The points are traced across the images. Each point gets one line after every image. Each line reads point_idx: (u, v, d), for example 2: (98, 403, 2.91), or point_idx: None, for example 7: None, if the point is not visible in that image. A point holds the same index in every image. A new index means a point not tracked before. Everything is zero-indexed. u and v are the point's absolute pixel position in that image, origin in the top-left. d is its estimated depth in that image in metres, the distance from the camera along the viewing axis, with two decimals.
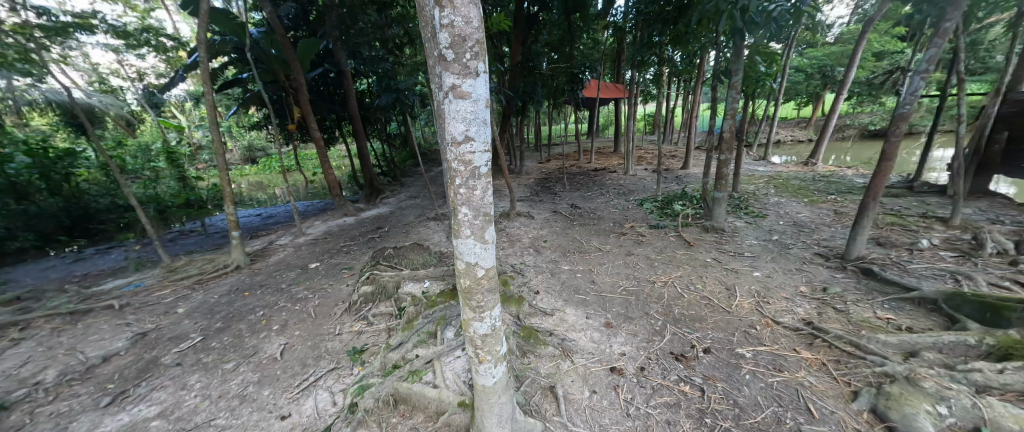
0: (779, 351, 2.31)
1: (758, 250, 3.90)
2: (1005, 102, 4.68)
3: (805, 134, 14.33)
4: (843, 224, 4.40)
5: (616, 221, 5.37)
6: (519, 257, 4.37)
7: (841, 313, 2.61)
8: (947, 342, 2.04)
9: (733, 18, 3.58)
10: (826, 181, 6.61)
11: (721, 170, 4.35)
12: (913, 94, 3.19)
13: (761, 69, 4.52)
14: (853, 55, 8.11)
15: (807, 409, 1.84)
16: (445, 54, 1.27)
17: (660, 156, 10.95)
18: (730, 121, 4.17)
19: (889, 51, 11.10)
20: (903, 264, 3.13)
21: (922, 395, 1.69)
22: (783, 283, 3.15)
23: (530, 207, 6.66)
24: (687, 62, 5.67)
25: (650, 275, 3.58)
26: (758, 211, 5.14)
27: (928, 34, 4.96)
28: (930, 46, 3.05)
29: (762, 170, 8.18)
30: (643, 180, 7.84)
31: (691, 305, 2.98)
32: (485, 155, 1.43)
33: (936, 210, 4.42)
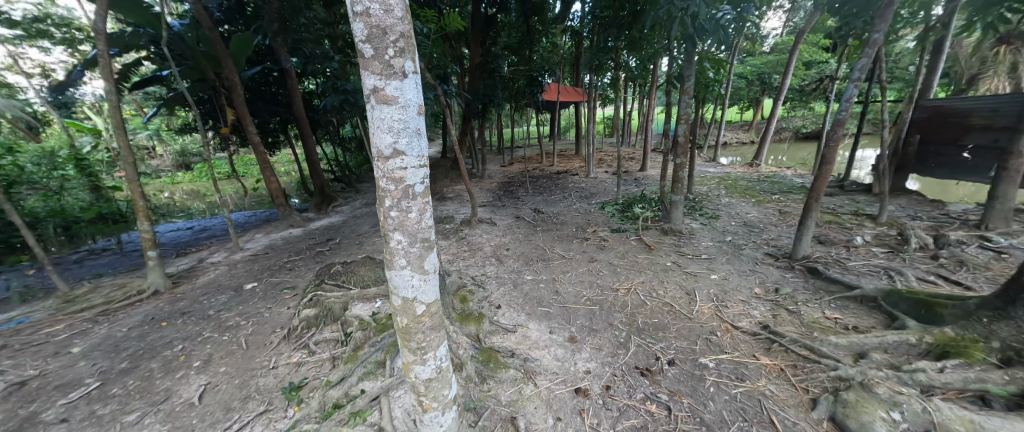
0: (740, 358, 2.31)
1: (713, 251, 3.99)
2: (917, 109, 5.22)
3: (748, 136, 15.46)
4: (788, 223, 4.65)
5: (579, 225, 5.31)
6: (480, 268, 4.15)
7: (792, 314, 2.69)
8: (891, 342, 2.15)
9: (685, 24, 3.62)
10: (770, 182, 7.05)
11: (677, 174, 4.42)
12: (847, 101, 3.41)
13: (710, 75, 4.67)
14: (789, 64, 8.77)
15: (771, 421, 1.82)
16: (362, 50, 1.07)
17: (620, 158, 11.25)
18: (684, 125, 4.24)
19: (816, 61, 12.21)
20: (843, 262, 3.31)
21: (876, 401, 1.72)
22: (738, 285, 3.22)
23: (493, 213, 6.47)
24: (641, 67, 5.76)
25: (613, 283, 3.51)
26: (711, 212, 5.33)
27: (852, 45, 5.41)
28: (861, 57, 3.26)
29: (713, 172, 8.62)
30: (605, 183, 7.96)
31: (654, 313, 2.93)
32: (420, 171, 1.24)
33: (864, 208, 4.81)
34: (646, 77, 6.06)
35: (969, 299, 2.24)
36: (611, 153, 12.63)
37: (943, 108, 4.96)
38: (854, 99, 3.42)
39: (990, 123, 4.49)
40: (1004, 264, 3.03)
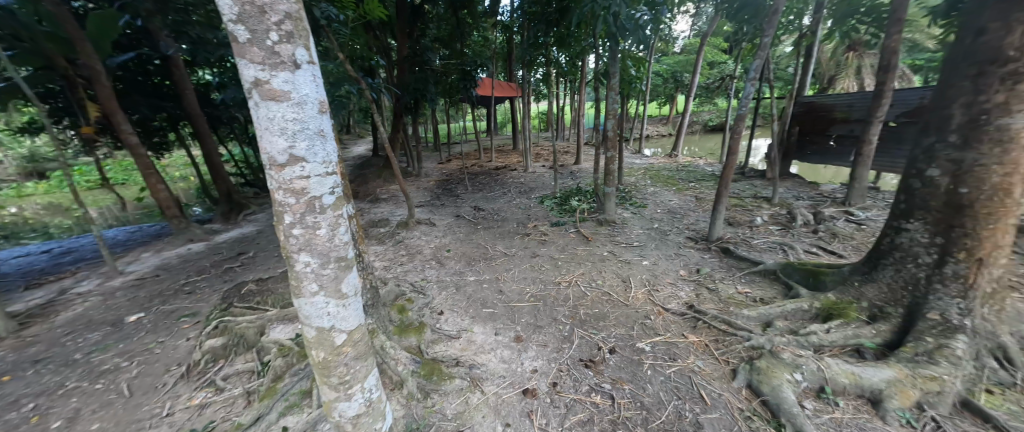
0: (671, 339, 2.48)
1: (643, 239, 4.28)
2: (797, 104, 6.22)
3: (666, 129, 17.02)
4: (704, 209, 5.18)
5: (520, 221, 5.32)
6: (420, 273, 3.92)
7: (711, 292, 2.99)
8: (790, 309, 2.50)
9: (607, 23, 3.75)
10: (686, 171, 7.82)
11: (609, 167, 4.62)
12: (745, 98, 3.85)
13: (632, 72, 4.95)
14: (696, 64, 9.69)
15: (700, 396, 1.97)
16: (236, 33, 0.92)
17: (555, 152, 11.59)
18: (612, 120, 4.44)
19: (718, 62, 13.80)
20: (749, 241, 3.77)
21: (783, 365, 2.00)
22: (666, 269, 3.48)
23: (431, 212, 6.20)
24: (570, 63, 5.93)
25: (555, 277, 3.57)
26: (640, 201, 5.72)
27: (746, 48, 6.16)
28: (755, 59, 3.69)
29: (639, 163, 9.30)
30: (542, 177, 8.12)
31: (595, 304, 3.03)
32: (327, 180, 1.13)
33: (761, 192, 5.55)
34: (575, 73, 6.26)
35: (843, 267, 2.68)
36: (547, 147, 12.96)
37: (814, 103, 5.97)
38: (750, 97, 3.87)
39: (847, 117, 5.55)
40: (861, 233, 3.71)
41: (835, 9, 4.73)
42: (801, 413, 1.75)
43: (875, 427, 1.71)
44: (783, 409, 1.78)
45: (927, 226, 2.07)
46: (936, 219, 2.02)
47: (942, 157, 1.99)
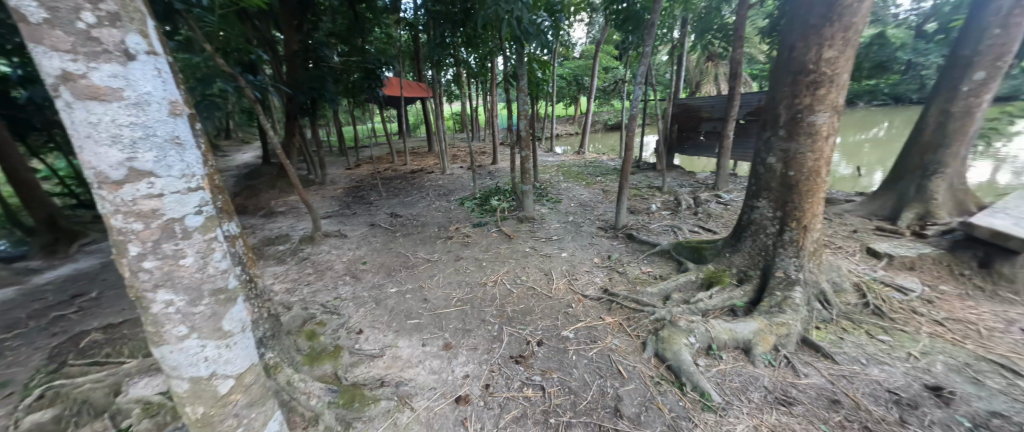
0: (591, 323, 2.68)
1: (561, 232, 4.54)
2: (675, 105, 7.27)
3: (573, 128, 18.40)
4: (610, 200, 5.72)
5: (441, 225, 5.17)
6: (331, 292, 3.51)
7: (621, 274, 3.32)
8: (682, 282, 2.91)
9: (512, 26, 3.85)
10: (593, 166, 8.55)
11: (524, 166, 4.77)
12: (635, 101, 4.35)
13: (539, 75, 5.20)
14: (594, 69, 10.65)
15: (618, 371, 2.17)
16: (28, 14, 0.73)
17: (472, 153, 11.58)
18: (524, 120, 4.59)
19: (611, 67, 15.41)
20: (647, 225, 4.29)
21: (680, 332, 2.32)
22: (583, 258, 3.76)
23: (341, 223, 5.62)
24: (479, 64, 5.96)
25: (480, 278, 3.54)
26: (555, 197, 6.06)
27: (632, 56, 6.98)
28: (641, 66, 4.19)
29: (552, 161, 9.84)
30: (461, 179, 8.04)
31: (521, 300, 3.10)
32: (189, 198, 0.97)
33: (654, 182, 6.37)
34: (486, 74, 6.31)
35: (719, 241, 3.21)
36: (464, 148, 12.89)
37: (686, 104, 7.06)
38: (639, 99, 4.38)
39: (712, 116, 6.72)
40: (727, 211, 4.53)
41: (696, 25, 5.97)
42: (697, 371, 2.06)
43: (748, 371, 2.11)
44: (683, 370, 2.06)
45: (771, 203, 2.61)
46: (776, 197, 2.58)
47: (777, 147, 2.52)
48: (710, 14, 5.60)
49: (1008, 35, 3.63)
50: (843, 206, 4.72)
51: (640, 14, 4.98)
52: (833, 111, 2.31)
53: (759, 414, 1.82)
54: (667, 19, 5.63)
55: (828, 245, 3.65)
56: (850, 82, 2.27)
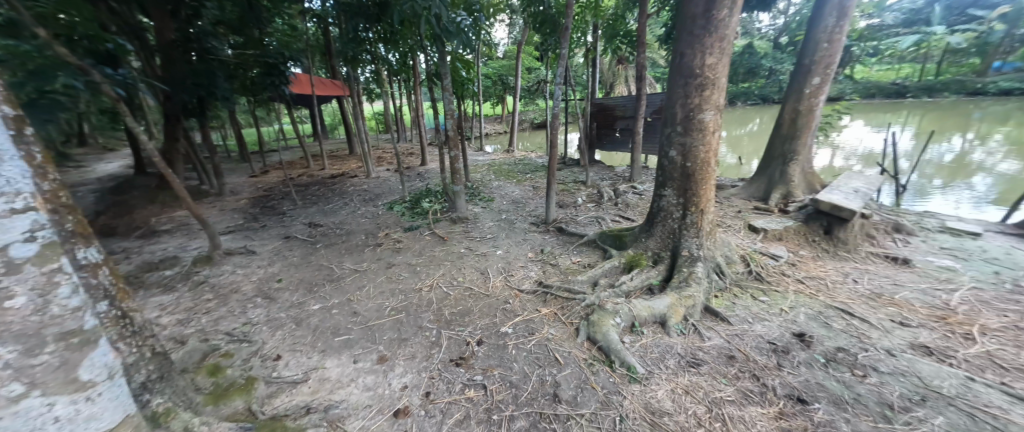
0: (528, 316, 2.76)
1: (495, 230, 4.58)
2: (593, 104, 7.81)
3: (502, 127, 18.69)
4: (540, 196, 5.94)
5: (368, 232, 4.84)
6: (238, 318, 3.05)
7: (554, 266, 3.49)
8: (608, 268, 3.16)
9: (431, 23, 3.74)
10: (522, 164, 8.79)
11: (454, 166, 4.70)
12: (557, 100, 4.56)
13: (463, 74, 5.16)
14: (516, 69, 10.94)
15: (555, 358, 2.27)
16: None
17: (399, 154, 11.06)
18: (451, 120, 4.51)
19: (533, 68, 15.97)
20: (575, 218, 4.55)
21: (608, 314, 2.52)
22: (517, 254, 3.85)
23: (247, 238, 4.93)
24: (400, 61, 5.70)
25: (415, 284, 3.40)
26: (488, 196, 6.09)
27: (551, 56, 7.31)
28: (559, 67, 4.41)
29: (482, 160, 9.87)
30: (388, 182, 7.63)
31: (458, 301, 3.05)
32: (17, 218, 0.92)
33: (579, 177, 6.77)
34: (408, 72, 6.05)
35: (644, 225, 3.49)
36: (389, 150, 12.24)
37: (602, 104, 7.66)
38: (561, 99, 4.60)
39: (625, 114, 7.39)
40: (642, 201, 5.03)
41: (605, 30, 6.66)
42: (623, 348, 2.26)
43: (665, 341, 2.38)
44: (611, 349, 2.24)
45: (675, 192, 2.97)
46: (678, 186, 2.94)
47: (676, 142, 2.87)
48: (615, 21, 6.38)
49: (831, 50, 4.64)
50: (730, 190, 5.57)
51: (554, 17, 5.58)
52: (715, 111, 2.71)
53: (675, 378, 2.07)
54: (581, 22, 6.16)
55: (721, 224, 4.28)
56: (726, 85, 2.67)
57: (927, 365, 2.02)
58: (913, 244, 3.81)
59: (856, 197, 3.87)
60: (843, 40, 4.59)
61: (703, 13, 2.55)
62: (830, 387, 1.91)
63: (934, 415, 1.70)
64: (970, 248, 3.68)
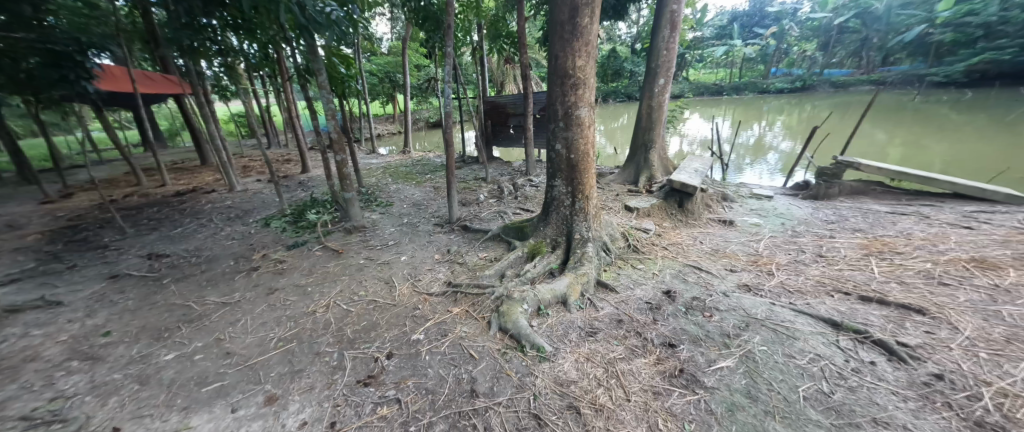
0: (440, 318, 2.71)
1: (397, 236, 4.36)
2: (485, 102, 7.99)
3: (395, 127, 17.67)
4: (442, 196, 5.85)
5: (238, 255, 4.05)
6: (36, 394, 2.21)
7: (462, 265, 3.50)
8: (513, 259, 3.31)
9: (293, 12, 3.29)
10: (420, 165, 8.50)
11: (342, 171, 4.27)
12: (448, 98, 4.50)
13: (342, 70, 4.70)
14: (403, 65, 10.32)
15: (470, 355, 2.29)
16: None
17: (272, 162, 9.51)
18: (333, 120, 4.06)
19: (422, 65, 15.51)
20: (478, 215, 4.64)
21: (516, 302, 2.65)
22: (423, 258, 3.74)
23: (43, 285, 3.61)
24: (260, 54, 4.85)
25: (306, 306, 3.00)
26: (385, 200, 5.73)
27: (437, 53, 7.23)
28: (446, 64, 4.35)
29: (376, 163, 9.19)
30: (261, 195, 6.51)
31: (361, 317, 2.81)
32: None
33: (479, 174, 6.89)
34: (272, 67, 5.19)
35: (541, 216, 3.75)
36: (259, 157, 10.42)
37: (494, 102, 7.91)
38: (452, 96, 4.55)
39: (516, 112, 7.78)
40: (539, 192, 5.38)
41: (489, 30, 6.86)
42: (532, 331, 2.40)
43: (568, 317, 2.62)
44: (522, 335, 2.36)
45: (564, 182, 3.27)
46: (566, 177, 3.24)
47: (560, 136, 3.14)
48: (497, 22, 6.71)
49: (670, 57, 5.69)
50: (610, 177, 6.39)
51: (437, 14, 5.55)
52: (589, 107, 3.05)
53: (578, 349, 2.30)
54: (464, 22, 6.25)
55: (604, 208, 4.89)
56: (595, 85, 3.03)
57: (748, 299, 2.68)
58: (734, 208, 4.99)
59: (697, 176, 4.86)
60: (677, 49, 5.66)
61: (569, 19, 2.83)
62: (690, 329, 2.38)
63: (753, 334, 2.27)
64: (767, 207, 5.00)
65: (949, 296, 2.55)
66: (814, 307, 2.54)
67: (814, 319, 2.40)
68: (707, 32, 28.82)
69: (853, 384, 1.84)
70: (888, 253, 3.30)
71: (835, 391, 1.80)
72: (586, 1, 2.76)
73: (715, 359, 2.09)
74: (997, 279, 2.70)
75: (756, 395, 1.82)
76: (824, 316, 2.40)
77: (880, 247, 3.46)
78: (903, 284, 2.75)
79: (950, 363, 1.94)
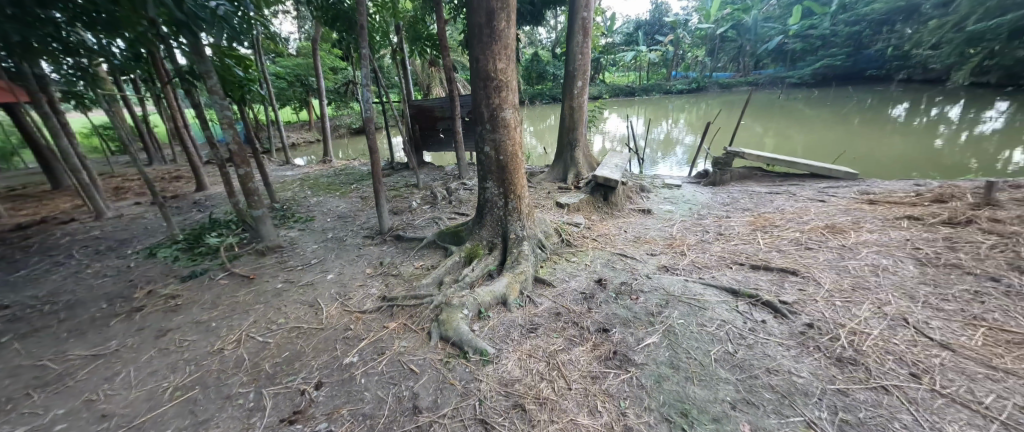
0: (375, 336, 2.54)
1: (321, 253, 4.01)
2: (410, 106, 7.72)
3: (311, 135, 16.18)
4: (370, 206, 5.53)
5: (114, 296, 3.33)
6: None
7: (397, 277, 3.34)
8: (450, 265, 3.24)
9: (166, 5, 2.80)
10: (344, 174, 7.93)
11: (248, 185, 3.77)
12: (368, 102, 4.21)
13: (238, 73, 4.14)
14: (316, 67, 9.28)
15: (411, 370, 2.17)
16: None
17: (155, 181, 8.04)
18: (231, 129, 3.55)
19: (338, 67, 14.49)
20: (411, 224, 4.47)
21: (456, 309, 2.60)
22: (353, 274, 3.49)
23: None
24: (125, 53, 4.06)
25: (212, 344, 2.58)
26: (305, 215, 5.23)
27: (352, 54, 6.81)
28: (362, 66, 4.04)
29: (291, 175, 8.32)
30: (143, 221, 5.47)
31: (283, 346, 2.51)
32: None
33: (410, 180, 6.66)
34: (144, 68, 4.39)
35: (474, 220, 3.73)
36: (136, 176, 8.73)
37: (421, 106, 7.69)
38: (372, 100, 4.24)
39: (444, 115, 7.67)
40: (472, 195, 5.37)
41: (408, 32, 6.69)
42: (473, 335, 2.37)
43: (508, 317, 2.64)
44: (463, 341, 2.32)
45: (496, 183, 3.29)
46: (497, 178, 3.27)
47: (488, 138, 3.16)
48: (416, 23, 6.60)
49: (585, 61, 6.10)
50: (540, 176, 6.62)
51: (348, 14, 5.27)
52: (513, 109, 3.11)
53: (520, 347, 2.32)
54: (379, 23, 6.00)
55: (537, 206, 5.05)
56: (517, 87, 3.11)
57: (666, 278, 2.98)
58: (651, 198, 5.52)
59: (617, 171, 5.28)
60: (590, 54, 6.09)
61: (486, 23, 2.86)
62: (621, 313, 2.56)
63: (672, 310, 2.52)
64: (677, 195, 5.63)
65: (814, 257, 3.12)
66: (718, 279, 2.91)
67: (719, 289, 2.75)
68: (617, 39, 31.49)
69: (751, 341, 2.15)
70: (769, 227, 3.93)
71: (738, 350, 2.09)
72: (501, 6, 2.82)
73: (643, 337, 2.27)
74: (843, 240, 3.39)
75: (678, 364, 2.02)
76: (725, 286, 2.76)
77: (763, 222, 4.10)
78: (782, 251, 3.30)
79: (816, 313, 2.37)
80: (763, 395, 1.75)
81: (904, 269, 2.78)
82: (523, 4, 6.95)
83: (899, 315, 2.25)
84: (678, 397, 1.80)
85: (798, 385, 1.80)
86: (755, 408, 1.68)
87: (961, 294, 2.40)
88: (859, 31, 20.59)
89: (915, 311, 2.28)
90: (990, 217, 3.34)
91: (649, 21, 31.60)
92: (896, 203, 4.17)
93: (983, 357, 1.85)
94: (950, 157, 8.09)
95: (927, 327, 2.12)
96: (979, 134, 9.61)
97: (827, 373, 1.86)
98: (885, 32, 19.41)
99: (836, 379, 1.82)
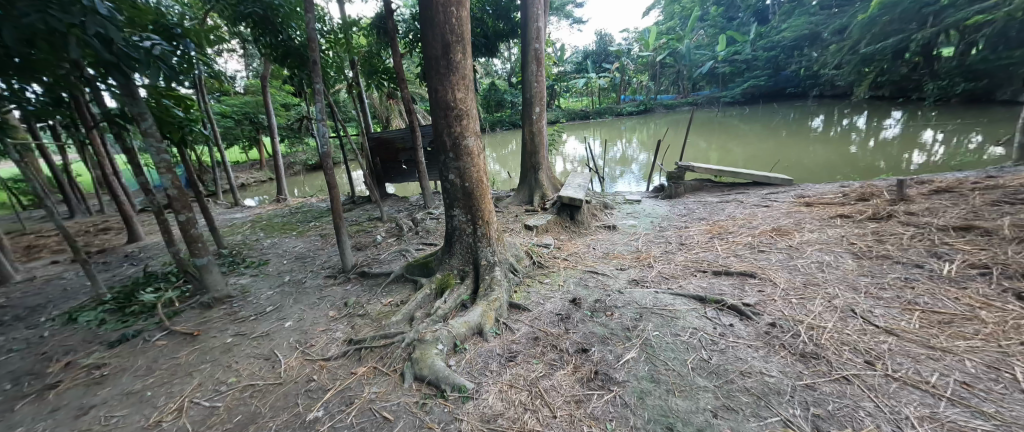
0: (342, 385, 2.34)
1: (277, 299, 3.72)
2: (369, 139, 7.58)
3: (263, 174, 15.36)
4: (332, 244, 5.27)
5: (23, 373, 2.82)
6: None
7: (363, 317, 3.14)
8: (420, 300, 3.11)
9: (93, 47, 2.61)
10: (300, 212, 7.54)
11: (189, 232, 3.44)
12: (324, 137, 4.07)
13: (178, 113, 3.90)
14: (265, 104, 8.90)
15: (383, 418, 2.01)
16: None
17: (76, 235, 7.17)
18: (169, 173, 3.26)
19: (291, 103, 14.04)
20: (376, 259, 4.27)
21: (428, 344, 2.47)
22: (315, 319, 3.24)
23: None
24: (41, 97, 3.67)
25: (151, 416, 2.24)
26: (257, 259, 4.86)
27: (307, 90, 6.68)
28: (316, 102, 3.92)
29: (240, 217, 7.75)
30: (61, 281, 4.83)
31: (237, 407, 2.23)
32: None
33: (373, 214, 6.43)
34: (63, 113, 3.97)
35: (441, 252, 3.63)
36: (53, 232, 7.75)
37: (380, 138, 7.58)
38: (328, 135, 4.09)
39: (405, 146, 7.63)
40: (439, 225, 5.28)
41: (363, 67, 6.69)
42: (450, 371, 2.25)
43: (486, 347, 2.55)
44: (440, 378, 2.20)
45: (463, 211, 3.27)
46: (464, 205, 3.25)
47: (452, 167, 3.16)
48: (371, 58, 6.69)
49: (540, 88, 6.38)
50: (507, 200, 6.67)
51: (300, 51, 5.22)
52: (475, 137, 3.15)
53: (501, 379, 2.23)
54: (334, 59, 5.98)
55: (506, 230, 5.06)
56: (477, 115, 3.17)
57: (638, 292, 3.04)
58: (615, 214, 5.71)
59: (581, 190, 5.45)
60: (545, 82, 6.40)
61: (443, 55, 2.93)
62: (598, 331, 2.56)
63: (646, 323, 2.56)
64: (639, 210, 5.88)
65: (767, 259, 3.35)
66: (686, 288, 3.02)
67: (688, 298, 2.85)
68: (568, 68, 33.49)
69: (722, 346, 2.22)
70: (725, 233, 4.21)
71: (711, 356, 2.14)
72: (456, 39, 2.92)
73: (622, 353, 2.28)
74: (789, 240, 3.68)
75: (658, 377, 2.04)
76: (692, 294, 2.87)
77: (718, 229, 4.39)
78: (739, 256, 3.51)
79: (776, 312, 2.51)
80: (741, 399, 1.79)
81: (843, 263, 3.05)
82: (476, 38, 7.21)
83: (847, 307, 2.44)
84: (662, 411, 1.80)
85: (770, 385, 1.86)
86: (735, 412, 1.71)
87: (894, 281, 2.66)
88: (775, 55, 23.30)
89: (860, 302, 2.49)
90: (906, 211, 3.80)
91: (596, 51, 33.97)
92: (828, 204, 4.64)
93: (923, 339, 2.04)
94: (865, 160, 9.24)
95: (872, 316, 2.31)
96: (883, 139, 11.10)
97: (794, 369, 1.96)
98: (796, 55, 22.18)
99: (802, 374, 1.91)
